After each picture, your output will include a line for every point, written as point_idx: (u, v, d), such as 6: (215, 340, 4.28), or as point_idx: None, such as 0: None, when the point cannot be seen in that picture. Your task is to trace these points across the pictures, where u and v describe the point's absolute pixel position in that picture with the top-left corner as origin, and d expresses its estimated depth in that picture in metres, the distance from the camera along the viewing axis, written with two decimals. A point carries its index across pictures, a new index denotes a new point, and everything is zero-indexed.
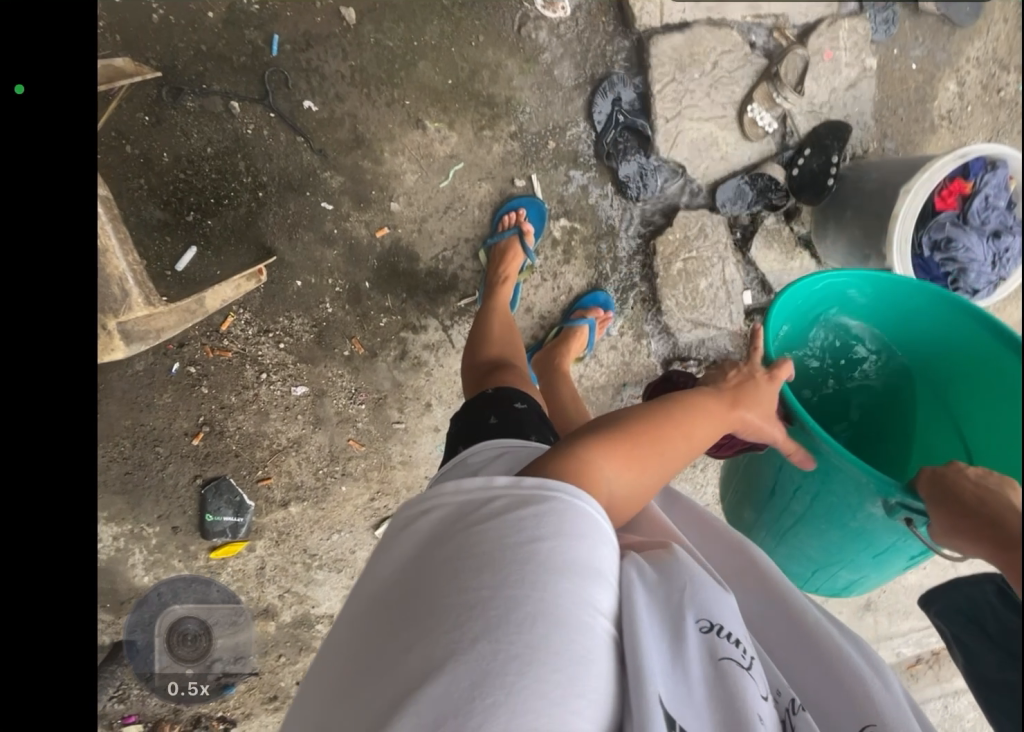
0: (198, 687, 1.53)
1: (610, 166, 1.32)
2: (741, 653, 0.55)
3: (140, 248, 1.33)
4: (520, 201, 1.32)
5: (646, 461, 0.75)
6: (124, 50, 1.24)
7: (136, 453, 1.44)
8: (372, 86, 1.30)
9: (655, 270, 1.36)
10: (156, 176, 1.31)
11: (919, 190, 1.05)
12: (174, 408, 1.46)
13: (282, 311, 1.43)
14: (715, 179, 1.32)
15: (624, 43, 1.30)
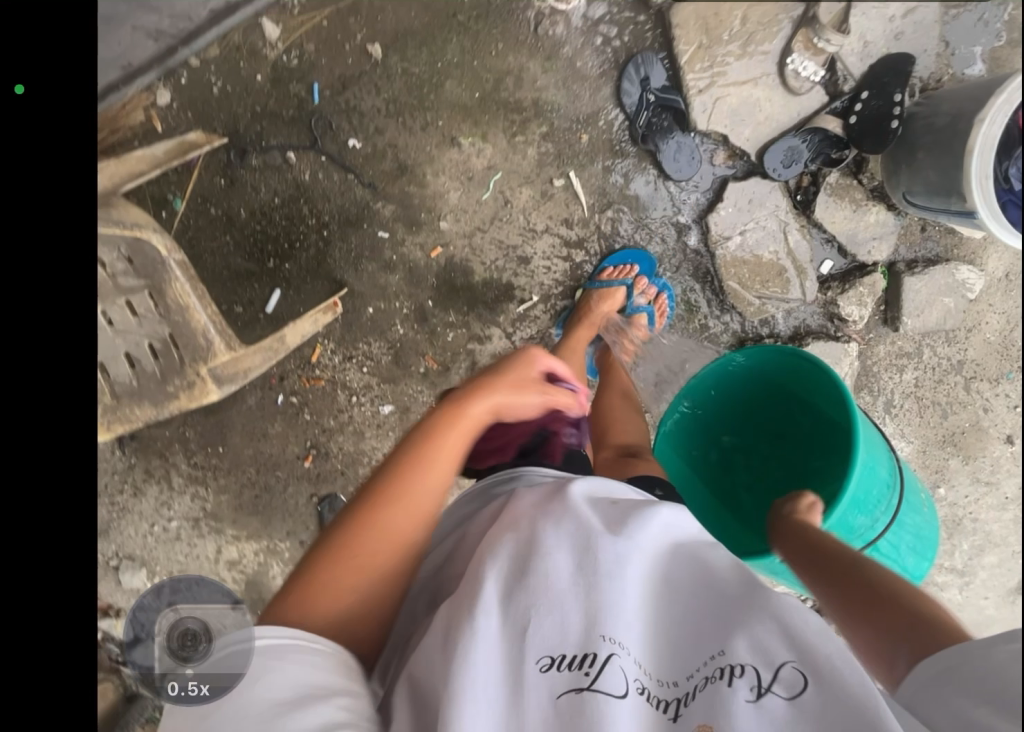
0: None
1: (649, 146, 1.31)
2: (583, 673, 0.59)
3: (232, 296, 1.49)
4: (632, 255, 1.35)
5: (374, 545, 0.72)
6: (196, 123, 1.41)
7: (260, 477, 1.57)
8: (406, 114, 1.36)
9: (713, 251, 1.33)
10: (239, 231, 1.46)
11: (995, 117, 0.98)
12: (285, 434, 1.57)
13: (361, 338, 1.52)
14: (765, 138, 1.28)
15: (645, 22, 1.29)
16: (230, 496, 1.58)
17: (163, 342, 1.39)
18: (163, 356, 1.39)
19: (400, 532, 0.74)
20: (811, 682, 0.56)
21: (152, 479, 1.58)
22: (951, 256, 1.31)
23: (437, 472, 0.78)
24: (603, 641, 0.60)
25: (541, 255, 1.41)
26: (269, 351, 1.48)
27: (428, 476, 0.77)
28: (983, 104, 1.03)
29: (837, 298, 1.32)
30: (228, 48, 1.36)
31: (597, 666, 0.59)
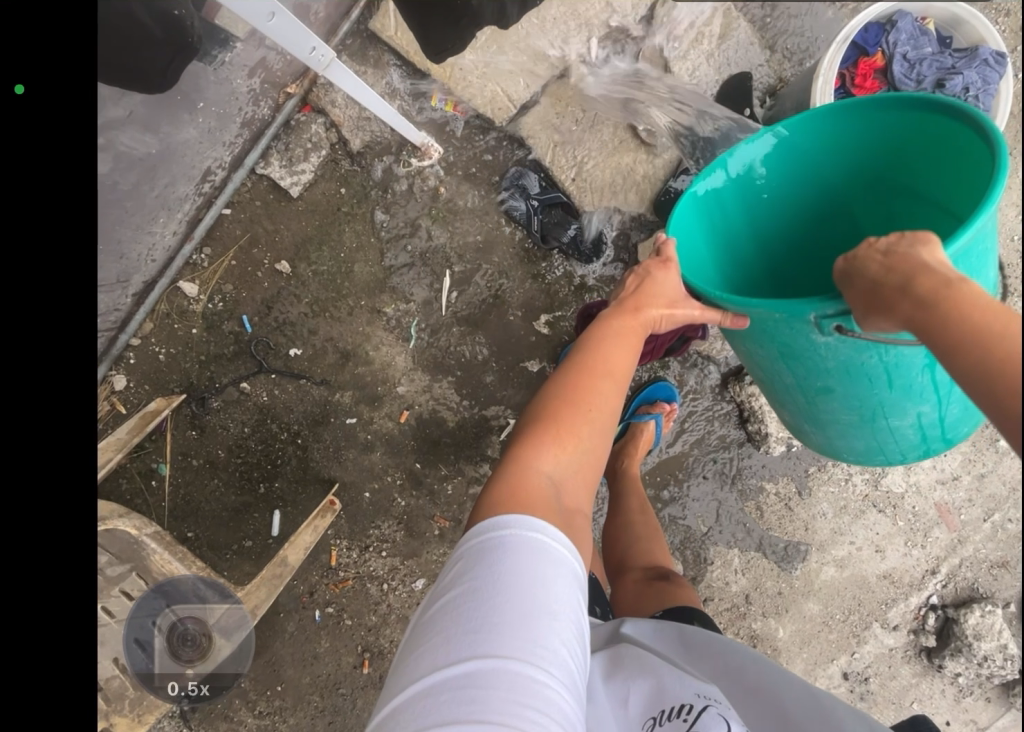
0: (198, 687, 1.47)
1: (553, 243, 1.35)
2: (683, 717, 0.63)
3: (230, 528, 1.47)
4: None
5: (574, 427, 0.81)
6: (158, 392, 1.46)
7: (328, 703, 1.53)
8: (331, 307, 1.43)
9: None
10: (224, 469, 1.50)
11: (824, 91, 1.10)
12: (335, 649, 1.54)
13: (370, 524, 1.51)
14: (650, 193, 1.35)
15: (502, 144, 1.39)
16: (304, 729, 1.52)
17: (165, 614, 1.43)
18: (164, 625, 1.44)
19: (599, 427, 0.83)
20: None
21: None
22: None
23: (596, 388, 0.85)
24: (697, 696, 0.65)
25: (501, 380, 1.42)
26: (274, 578, 1.46)
27: (612, 382, 0.86)
28: (810, 87, 1.14)
29: None
30: (159, 318, 1.44)
31: (696, 712, 0.62)
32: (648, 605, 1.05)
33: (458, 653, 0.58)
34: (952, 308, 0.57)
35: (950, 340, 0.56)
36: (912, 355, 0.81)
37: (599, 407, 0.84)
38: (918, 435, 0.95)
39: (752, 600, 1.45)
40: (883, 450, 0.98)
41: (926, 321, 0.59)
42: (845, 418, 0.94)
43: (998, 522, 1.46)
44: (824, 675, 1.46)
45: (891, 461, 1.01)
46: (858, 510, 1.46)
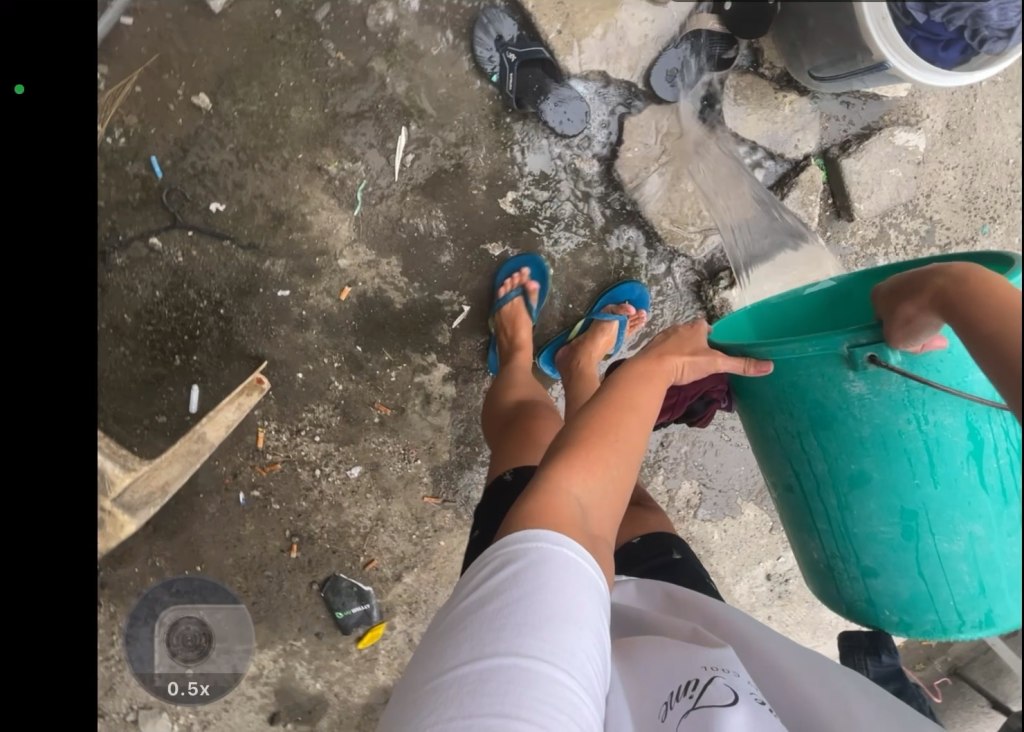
0: (199, 687, 1.62)
1: (529, 106, 1.16)
2: (691, 693, 0.65)
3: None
4: (518, 262, 1.24)
5: (604, 453, 0.82)
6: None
7: (251, 586, 1.58)
8: (261, 157, 1.21)
9: (634, 200, 1.21)
10: (132, 338, 1.33)
11: None
12: (261, 533, 1.55)
13: (302, 406, 1.41)
14: (643, 62, 1.15)
15: None
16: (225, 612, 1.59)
17: None
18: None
19: (627, 461, 0.84)
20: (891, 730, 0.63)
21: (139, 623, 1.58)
22: (885, 122, 1.20)
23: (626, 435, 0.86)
24: (705, 669, 0.67)
25: (458, 261, 1.28)
26: (189, 454, 1.43)
27: (639, 420, 0.88)
28: None
29: (781, 204, 1.22)
30: None
31: (701, 687, 0.65)
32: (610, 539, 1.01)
33: (485, 647, 0.59)
34: (980, 282, 0.62)
35: (986, 297, 0.60)
36: (949, 429, 0.76)
37: (625, 447, 0.85)
38: (975, 577, 0.82)
39: (693, 504, 1.46)
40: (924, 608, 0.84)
41: (959, 291, 0.62)
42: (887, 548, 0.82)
43: None
44: (748, 575, 1.52)
45: (942, 624, 0.85)
46: None
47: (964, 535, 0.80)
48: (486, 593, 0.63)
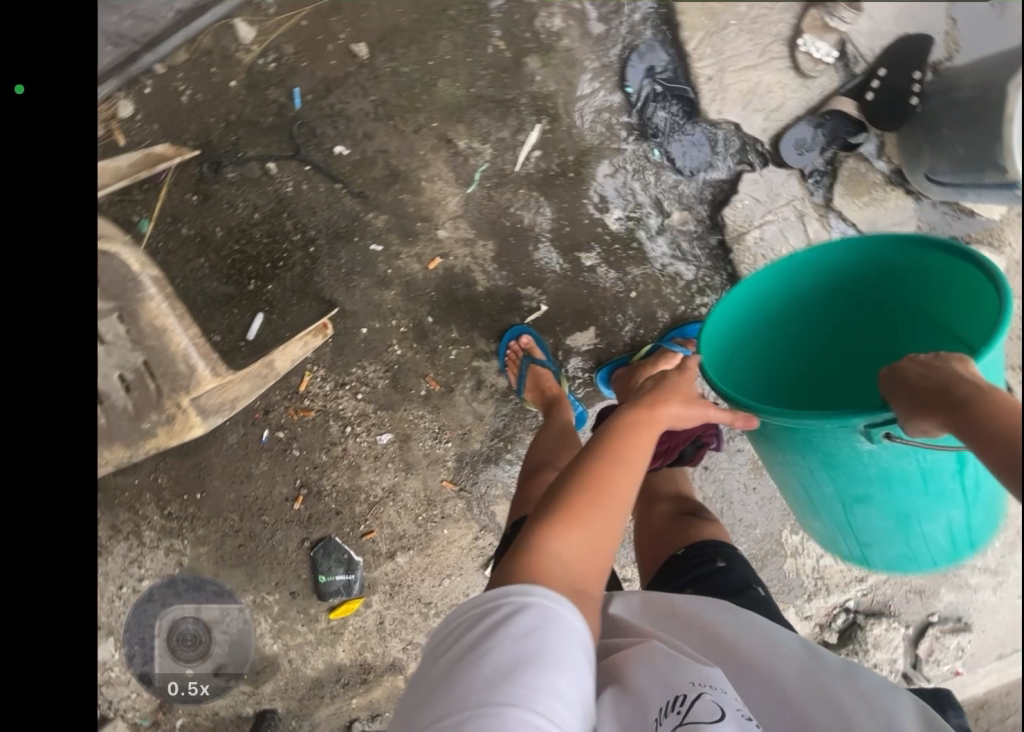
0: (199, 689, 1.65)
1: (659, 139, 1.25)
2: (678, 707, 0.67)
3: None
4: (514, 332, 1.34)
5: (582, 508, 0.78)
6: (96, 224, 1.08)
7: (246, 525, 1.57)
8: (398, 116, 1.26)
9: (732, 249, 1.28)
10: (215, 252, 1.34)
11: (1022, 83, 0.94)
12: (271, 476, 1.55)
13: (354, 362, 1.43)
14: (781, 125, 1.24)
15: (647, 7, 1.23)
16: (209, 546, 1.59)
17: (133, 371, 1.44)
18: (136, 387, 1.45)
19: (613, 513, 0.79)
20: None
21: (118, 536, 1.57)
22: (973, 239, 1.29)
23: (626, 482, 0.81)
24: (693, 685, 0.69)
25: (550, 262, 1.32)
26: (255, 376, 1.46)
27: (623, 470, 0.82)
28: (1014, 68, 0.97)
29: None
30: (197, 53, 1.25)
31: (689, 704, 0.67)
32: (658, 550, 1.04)
33: (451, 705, 0.61)
34: (992, 413, 0.62)
35: (1001, 431, 0.60)
36: (944, 461, 0.81)
37: (618, 498, 0.80)
38: (950, 542, 0.93)
39: None
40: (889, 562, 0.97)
41: (973, 429, 0.62)
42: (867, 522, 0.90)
43: None
44: None
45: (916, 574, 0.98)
46: None
47: (948, 522, 0.90)
48: (457, 650, 0.65)
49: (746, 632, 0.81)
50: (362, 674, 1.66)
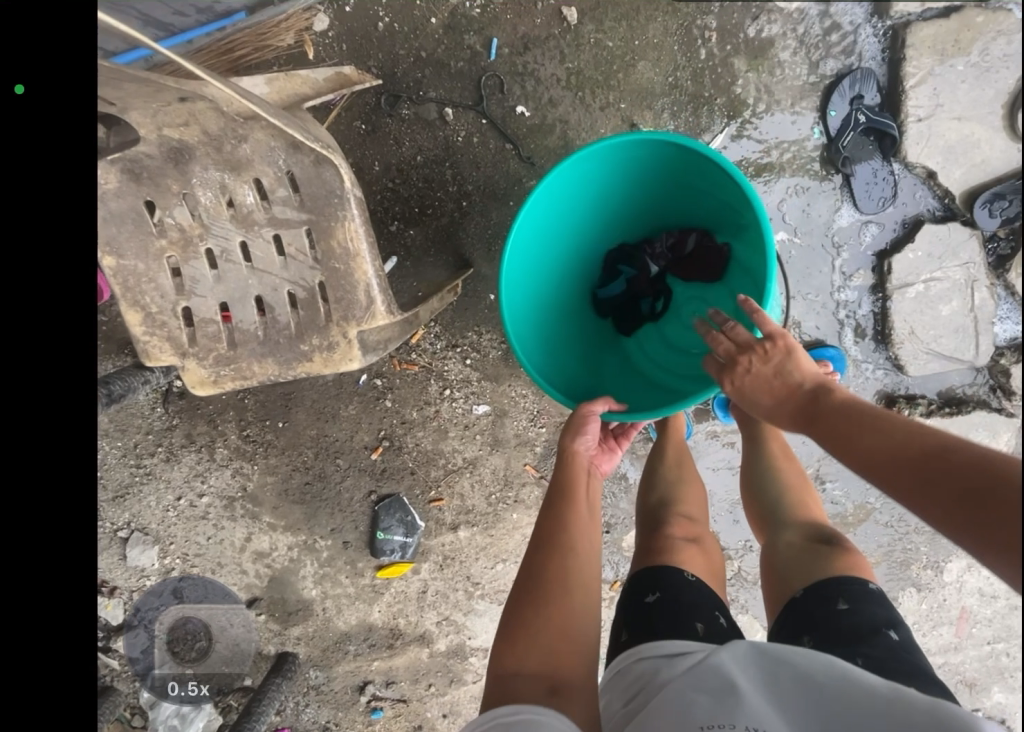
0: (198, 686, 1.65)
1: (847, 169, 1.20)
2: None
3: (287, 290, 1.04)
4: None
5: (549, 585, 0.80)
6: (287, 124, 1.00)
7: (318, 463, 1.55)
8: (588, 90, 1.24)
9: (887, 297, 1.24)
10: (367, 185, 1.30)
11: None
12: (357, 420, 1.53)
13: (472, 326, 1.43)
14: (978, 187, 1.19)
15: (873, 32, 1.19)
16: (274, 477, 1.57)
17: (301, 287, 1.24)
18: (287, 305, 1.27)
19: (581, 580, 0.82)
20: None
21: (191, 446, 1.56)
22: None
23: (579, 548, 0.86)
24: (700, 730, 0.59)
25: None
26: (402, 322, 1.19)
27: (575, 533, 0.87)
28: None
29: (1011, 366, 1.24)
30: None
31: None
32: (778, 591, 0.86)
33: None
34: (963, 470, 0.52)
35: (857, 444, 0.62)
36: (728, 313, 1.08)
37: (585, 585, 0.82)
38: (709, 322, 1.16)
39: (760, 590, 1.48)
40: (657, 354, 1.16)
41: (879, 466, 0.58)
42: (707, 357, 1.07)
43: (998, 650, 1.53)
44: None
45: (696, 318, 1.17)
46: (901, 574, 1.51)
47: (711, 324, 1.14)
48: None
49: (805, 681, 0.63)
50: (389, 637, 1.64)
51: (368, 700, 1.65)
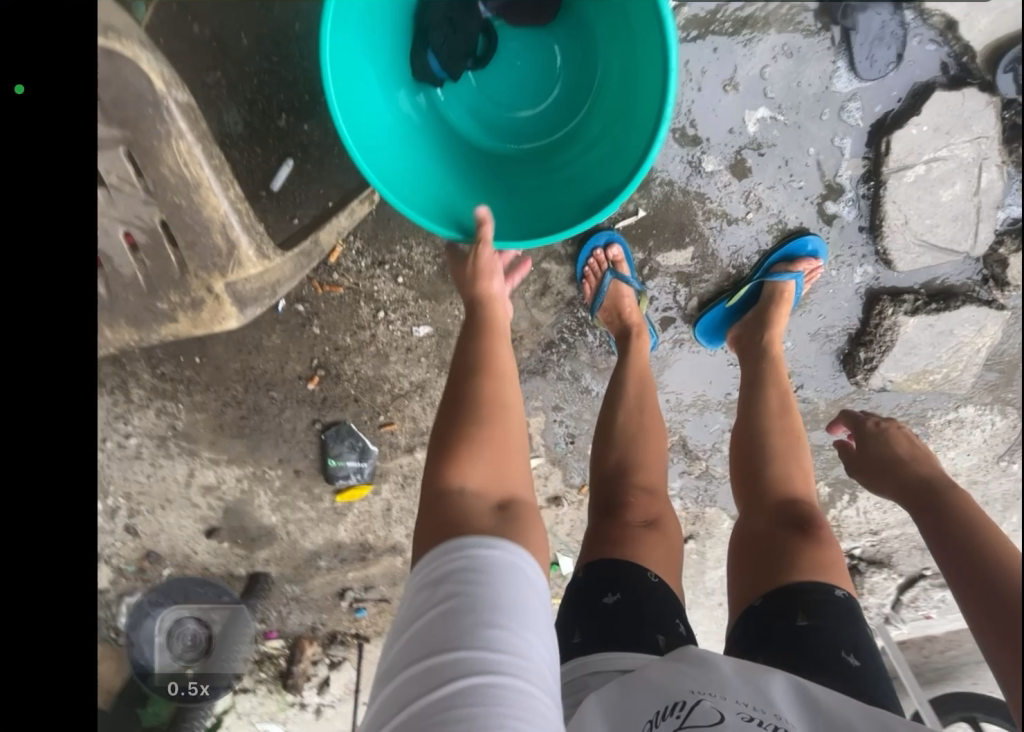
0: (198, 688, 1.51)
1: (842, 23, 0.98)
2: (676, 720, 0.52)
3: (122, 229, 1.02)
4: (593, 243, 1.13)
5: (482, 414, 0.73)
6: None
7: (250, 398, 1.35)
8: None
9: (882, 184, 1.05)
10: (237, 67, 1.04)
11: None
12: (284, 350, 1.34)
13: (398, 238, 1.23)
14: (1001, 47, 0.97)
15: None
16: (204, 415, 1.37)
17: (155, 230, 1.03)
18: (150, 253, 1.04)
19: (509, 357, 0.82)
20: None
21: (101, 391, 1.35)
22: None
23: (505, 365, 0.81)
24: (692, 692, 0.54)
25: (661, 158, 1.06)
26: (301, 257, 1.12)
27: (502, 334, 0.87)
28: None
29: (1009, 256, 1.09)
30: None
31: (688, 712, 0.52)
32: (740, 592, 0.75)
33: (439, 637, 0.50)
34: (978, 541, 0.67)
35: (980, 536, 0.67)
36: None
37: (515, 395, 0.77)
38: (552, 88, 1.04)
39: None
40: (465, 103, 1.04)
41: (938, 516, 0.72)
42: (522, 115, 1.05)
43: None
44: None
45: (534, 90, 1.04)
46: None
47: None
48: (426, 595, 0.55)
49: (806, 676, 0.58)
50: (356, 560, 1.50)
51: (350, 603, 1.51)
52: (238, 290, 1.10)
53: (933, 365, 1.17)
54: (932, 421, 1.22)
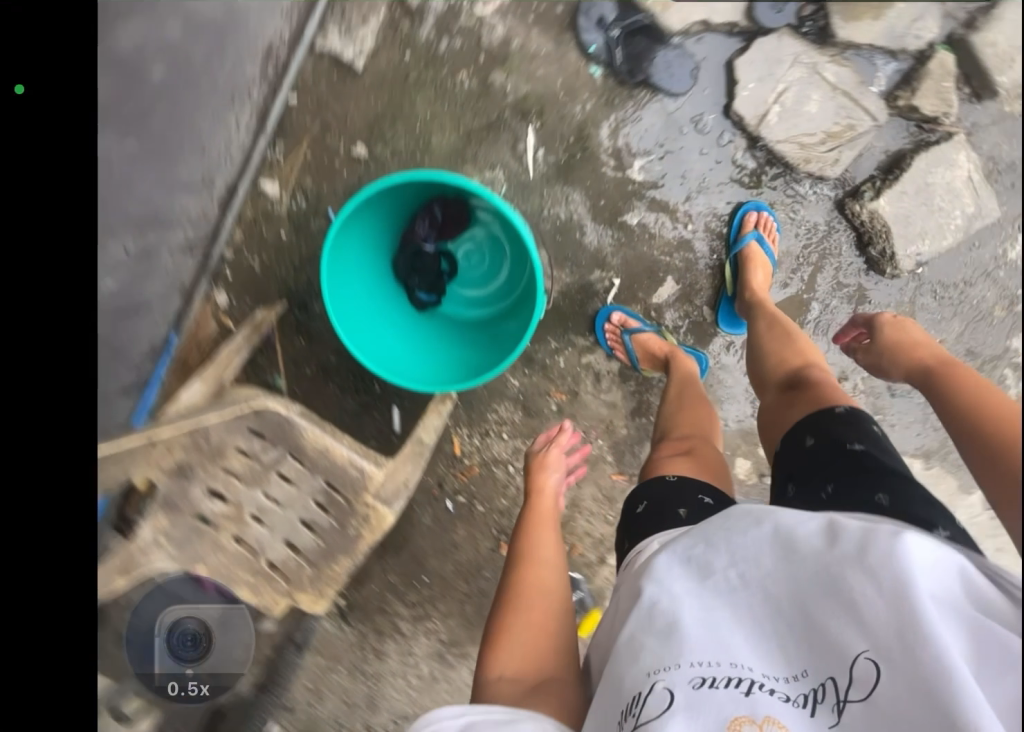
0: (197, 687, 1.35)
1: (639, 77, 1.24)
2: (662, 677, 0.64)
3: (303, 524, 1.18)
4: (601, 321, 1.36)
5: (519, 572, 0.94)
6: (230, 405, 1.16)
7: (474, 589, 1.49)
8: None
9: (759, 138, 1.23)
10: (334, 374, 1.48)
11: None
12: (473, 538, 1.50)
13: (487, 408, 1.45)
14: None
15: None
16: (456, 623, 1.50)
17: (326, 490, 1.18)
18: (334, 507, 1.18)
19: (553, 542, 0.99)
20: (886, 673, 0.56)
21: (369, 662, 1.48)
22: None
23: (546, 556, 0.96)
24: (647, 676, 0.65)
25: (602, 239, 1.33)
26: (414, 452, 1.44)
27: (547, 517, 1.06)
28: None
29: (913, 101, 1.18)
30: (248, 223, 1.38)
31: (650, 689, 0.64)
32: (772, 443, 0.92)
33: None
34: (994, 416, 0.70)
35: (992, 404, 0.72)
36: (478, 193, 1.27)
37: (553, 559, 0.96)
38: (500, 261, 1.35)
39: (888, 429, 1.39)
40: (451, 300, 1.36)
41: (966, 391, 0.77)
42: (467, 294, 1.36)
43: None
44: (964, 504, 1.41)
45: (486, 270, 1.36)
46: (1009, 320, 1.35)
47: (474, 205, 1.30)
48: None
49: (759, 562, 0.66)
50: None
51: None
52: (380, 495, 1.18)
53: (940, 217, 1.22)
54: (983, 255, 1.28)
